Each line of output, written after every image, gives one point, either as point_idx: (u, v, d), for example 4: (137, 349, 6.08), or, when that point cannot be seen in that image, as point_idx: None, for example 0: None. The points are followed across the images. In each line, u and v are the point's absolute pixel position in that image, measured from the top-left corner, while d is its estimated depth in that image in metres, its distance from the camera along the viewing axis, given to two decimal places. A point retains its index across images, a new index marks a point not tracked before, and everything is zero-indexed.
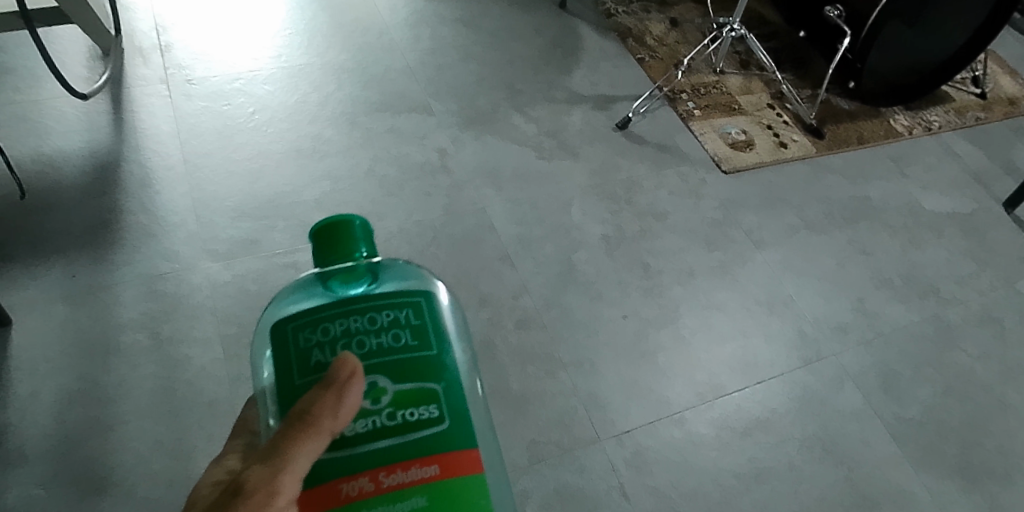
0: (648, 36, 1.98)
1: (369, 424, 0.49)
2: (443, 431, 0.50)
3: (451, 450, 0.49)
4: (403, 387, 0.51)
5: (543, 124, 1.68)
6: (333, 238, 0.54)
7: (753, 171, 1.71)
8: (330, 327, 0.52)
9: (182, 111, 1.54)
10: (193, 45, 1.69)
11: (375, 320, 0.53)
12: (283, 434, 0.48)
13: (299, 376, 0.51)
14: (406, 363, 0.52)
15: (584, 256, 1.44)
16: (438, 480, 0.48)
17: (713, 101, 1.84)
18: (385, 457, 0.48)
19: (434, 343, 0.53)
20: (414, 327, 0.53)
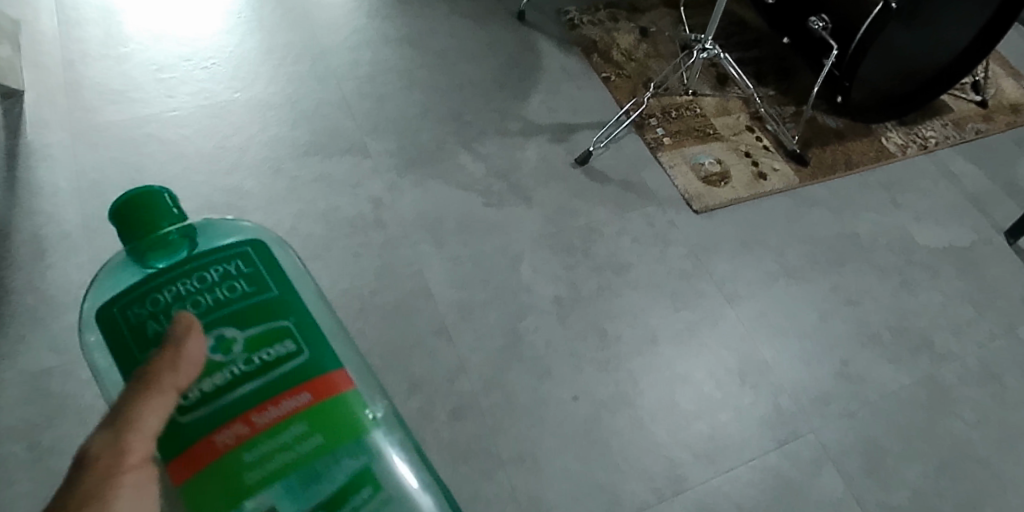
0: (614, 50, 1.79)
1: (227, 375, 0.48)
2: (305, 361, 0.49)
3: (319, 373, 0.49)
4: (251, 331, 0.49)
5: (494, 162, 1.50)
6: (142, 220, 0.50)
7: (727, 209, 1.54)
8: (158, 297, 0.50)
9: (86, 164, 1.38)
10: (103, 83, 1.51)
11: (203, 278, 0.50)
12: (124, 397, 0.44)
13: (138, 348, 0.48)
14: (249, 309, 0.50)
15: (533, 324, 1.28)
16: (313, 403, 0.48)
17: (685, 126, 1.66)
18: (249, 400, 0.47)
19: (273, 285, 0.51)
20: (247, 274, 0.51)
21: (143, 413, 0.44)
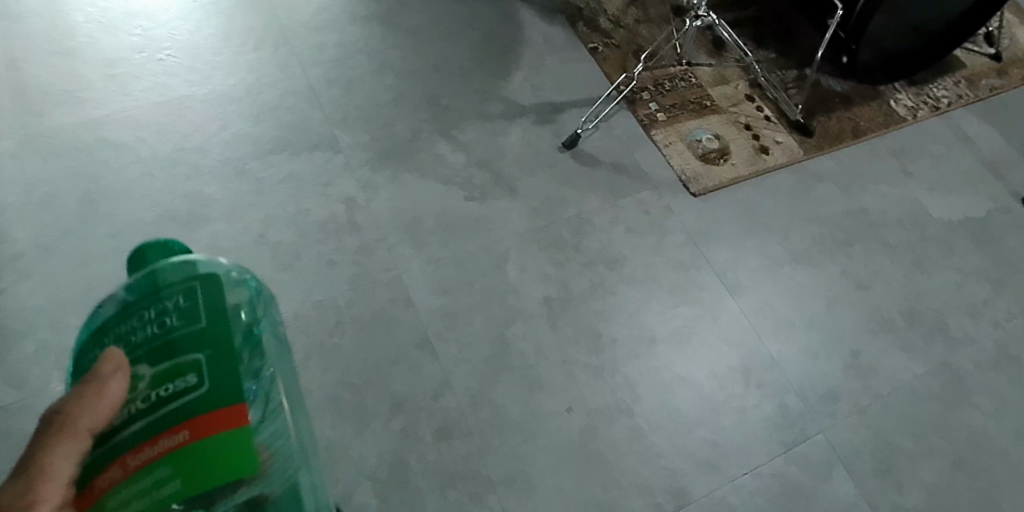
0: (602, 16, 1.66)
1: (130, 407, 0.62)
2: (205, 393, 0.62)
3: (220, 405, 0.62)
4: (158, 367, 0.64)
5: (475, 151, 1.39)
6: (141, 257, 0.71)
7: (727, 190, 1.44)
8: (111, 331, 0.68)
9: (32, 175, 1.22)
10: (47, 75, 1.32)
11: (147, 313, 0.67)
12: (37, 440, 0.56)
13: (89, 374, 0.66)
14: (179, 339, 0.65)
15: (521, 329, 1.21)
16: (191, 440, 0.60)
17: (680, 98, 1.54)
18: (139, 437, 0.61)
19: (202, 318, 0.67)
20: (182, 310, 0.67)
21: (53, 458, 0.55)
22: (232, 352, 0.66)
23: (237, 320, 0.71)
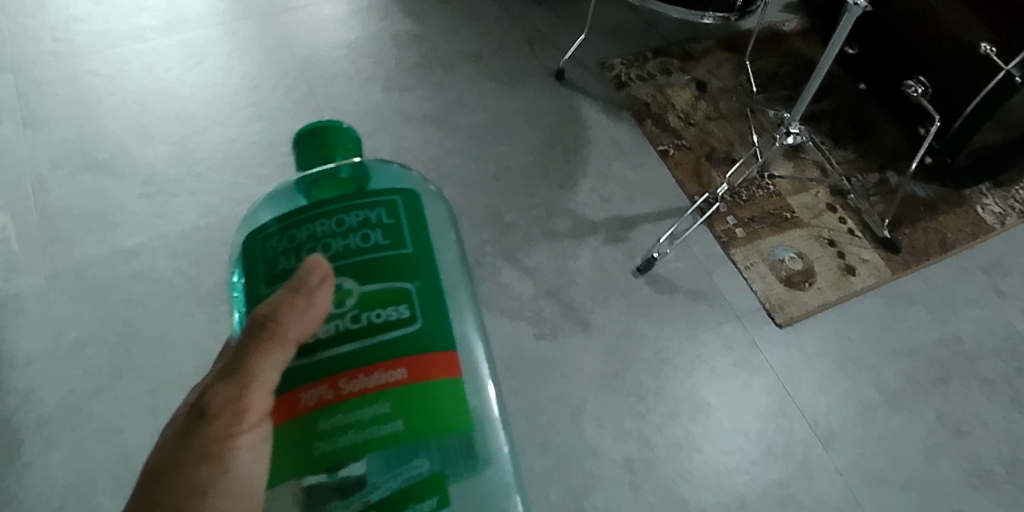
0: (670, 112, 1.56)
1: (333, 327, 0.50)
2: (419, 331, 0.50)
3: (433, 350, 0.50)
4: (368, 287, 0.51)
5: (543, 278, 1.27)
6: (320, 147, 0.56)
7: (815, 318, 1.31)
8: (297, 233, 0.54)
9: (63, 317, 1.11)
10: (83, 197, 1.23)
11: (343, 222, 0.54)
12: (249, 345, 0.48)
13: (268, 281, 0.52)
14: (379, 262, 0.52)
15: (602, 500, 1.09)
16: (411, 382, 0.49)
17: (759, 210, 1.43)
18: (352, 360, 0.49)
19: (408, 241, 0.53)
20: (386, 226, 0.54)
21: (262, 364, 0.48)
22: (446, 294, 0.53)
23: (445, 244, 0.57)
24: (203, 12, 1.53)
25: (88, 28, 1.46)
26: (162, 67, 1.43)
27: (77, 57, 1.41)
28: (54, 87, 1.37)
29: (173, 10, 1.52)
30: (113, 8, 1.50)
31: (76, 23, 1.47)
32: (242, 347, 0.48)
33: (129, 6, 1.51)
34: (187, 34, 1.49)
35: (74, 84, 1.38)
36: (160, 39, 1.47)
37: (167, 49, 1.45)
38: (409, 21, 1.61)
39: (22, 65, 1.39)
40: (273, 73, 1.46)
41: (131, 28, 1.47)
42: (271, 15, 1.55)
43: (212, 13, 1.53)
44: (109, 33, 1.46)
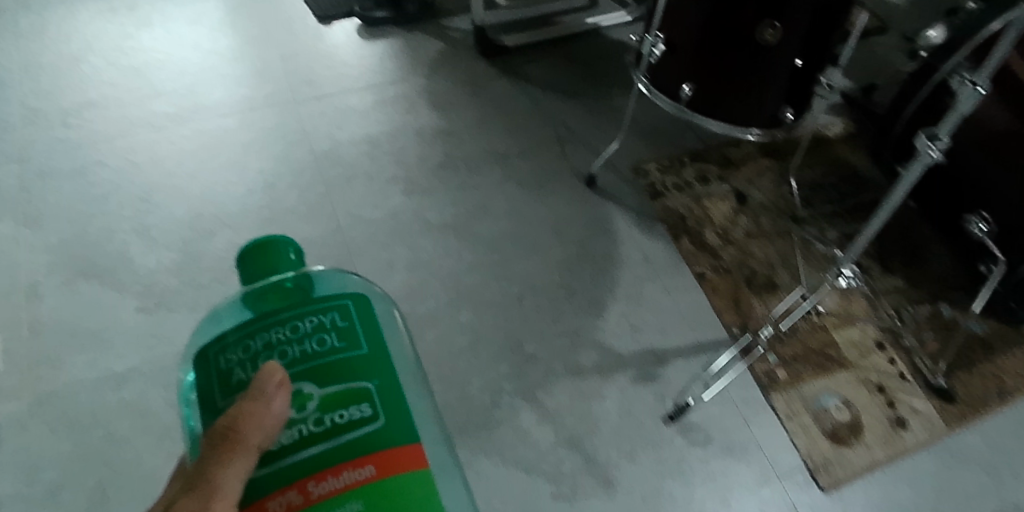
0: (708, 228, 1.44)
1: (292, 434, 0.43)
2: (387, 429, 0.44)
3: (402, 445, 0.43)
4: (329, 390, 0.44)
5: (564, 423, 1.16)
6: (259, 255, 0.49)
7: (862, 483, 1.18)
8: (250, 343, 0.46)
9: (40, 452, 1.03)
10: (77, 310, 1.16)
11: (296, 328, 0.47)
12: (203, 457, 0.42)
13: (221, 395, 0.45)
14: (336, 366, 0.45)
15: None
16: (382, 479, 0.42)
17: (803, 349, 1.31)
18: (316, 465, 0.42)
19: (365, 342, 0.47)
20: (340, 329, 0.47)
21: (221, 474, 0.41)
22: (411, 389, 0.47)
23: (406, 342, 0.51)
24: (222, 99, 1.46)
25: (100, 115, 1.39)
26: (172, 160, 1.35)
27: (86, 147, 1.34)
28: (59, 180, 1.29)
29: (191, 95, 1.45)
30: (129, 91, 1.43)
31: (88, 108, 1.40)
32: (201, 462, 0.42)
33: (146, 90, 1.44)
34: (203, 123, 1.41)
35: (80, 177, 1.30)
36: (174, 128, 1.40)
37: (181, 140, 1.38)
38: (435, 114, 1.53)
39: (27, 154, 1.32)
40: (289, 170, 1.38)
41: (145, 115, 1.40)
42: (292, 104, 1.48)
43: (231, 100, 1.46)
44: (121, 120, 1.39)
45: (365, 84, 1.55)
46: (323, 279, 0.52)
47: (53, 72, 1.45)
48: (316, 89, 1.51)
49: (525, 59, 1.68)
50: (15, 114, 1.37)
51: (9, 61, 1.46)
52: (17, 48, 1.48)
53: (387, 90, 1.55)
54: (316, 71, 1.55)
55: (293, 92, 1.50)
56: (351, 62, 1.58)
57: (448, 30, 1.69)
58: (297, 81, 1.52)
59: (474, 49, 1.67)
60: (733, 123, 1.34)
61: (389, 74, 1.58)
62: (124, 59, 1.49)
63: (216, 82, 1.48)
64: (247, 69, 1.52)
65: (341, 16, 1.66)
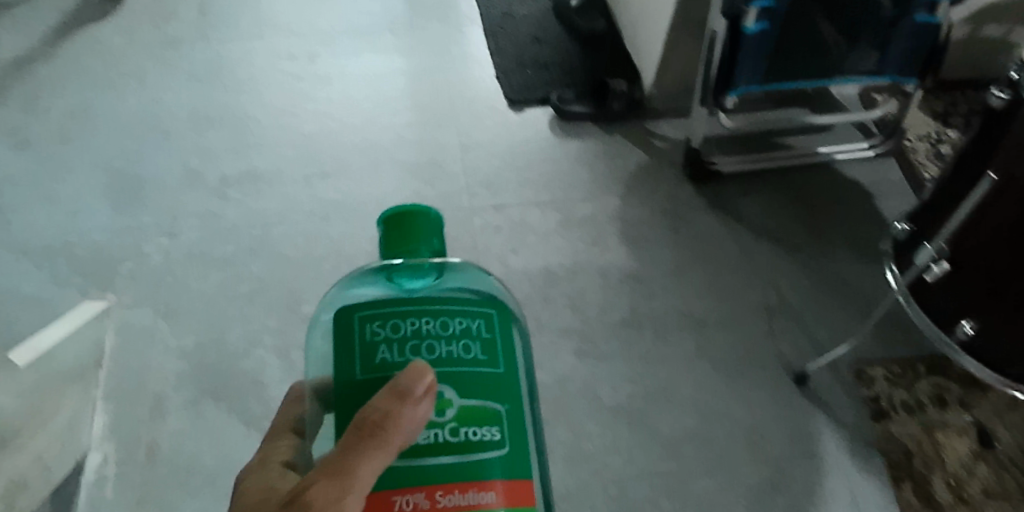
0: (935, 473, 1.10)
1: (427, 436, 0.41)
2: (508, 456, 0.41)
3: (518, 476, 0.40)
4: (467, 402, 0.42)
5: None
6: (409, 231, 0.46)
7: None
8: (400, 323, 0.44)
9: None
10: (200, 442, 1.02)
11: (445, 324, 0.44)
12: (353, 444, 0.39)
13: (364, 373, 0.43)
14: (473, 378, 0.42)
15: None
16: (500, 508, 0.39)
17: None
18: (443, 472, 0.39)
19: (503, 362, 0.44)
20: (485, 340, 0.44)
21: (362, 465, 0.39)
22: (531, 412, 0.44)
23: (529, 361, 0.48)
24: (391, 193, 1.29)
25: (263, 193, 1.26)
26: (329, 265, 1.19)
27: (241, 231, 1.22)
28: (206, 268, 1.18)
29: (360, 186, 1.30)
30: (297, 170, 1.30)
31: (251, 183, 1.27)
32: (344, 449, 0.40)
33: (314, 170, 1.31)
34: (367, 221, 1.25)
35: (229, 267, 1.18)
36: (337, 223, 1.24)
37: (341, 241, 1.22)
38: (626, 250, 1.28)
39: (181, 229, 1.21)
40: None
41: (309, 202, 1.27)
42: (465, 211, 1.29)
43: (401, 196, 1.29)
44: (282, 205, 1.26)
45: (550, 198, 1.33)
46: (459, 270, 0.49)
47: (221, 130, 1.33)
48: (495, 196, 1.31)
49: (740, 190, 1.40)
50: (176, 177, 1.26)
51: (179, 109, 1.35)
52: (190, 94, 1.37)
53: (574, 209, 1.32)
54: (500, 173, 1.35)
55: (468, 194, 1.31)
56: (538, 166, 1.37)
57: (652, 139, 1.45)
58: (474, 183, 1.33)
59: (680, 167, 1.41)
60: (1016, 383, 0.93)
61: (580, 188, 1.35)
62: (297, 127, 1.35)
63: (389, 171, 1.32)
64: (422, 159, 1.35)
65: (533, 103, 1.46)
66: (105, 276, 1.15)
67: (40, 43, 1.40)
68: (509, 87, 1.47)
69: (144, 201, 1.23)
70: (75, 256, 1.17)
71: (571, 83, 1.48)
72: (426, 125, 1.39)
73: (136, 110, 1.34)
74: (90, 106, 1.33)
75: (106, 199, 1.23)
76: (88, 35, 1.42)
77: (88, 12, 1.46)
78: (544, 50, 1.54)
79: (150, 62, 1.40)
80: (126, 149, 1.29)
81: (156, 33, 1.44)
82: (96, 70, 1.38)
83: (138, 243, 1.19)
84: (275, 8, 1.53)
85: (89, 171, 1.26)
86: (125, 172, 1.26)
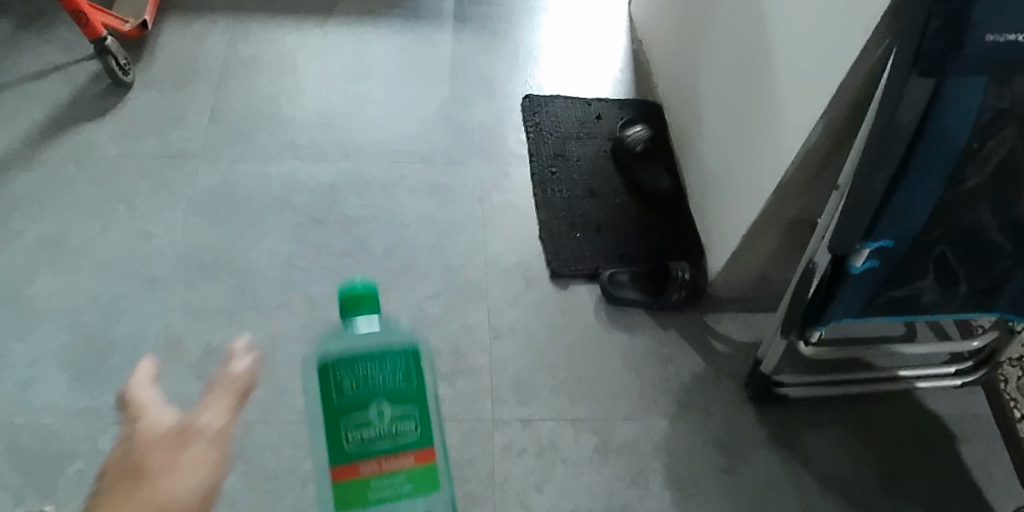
0: None
1: (370, 426, 0.59)
2: (419, 438, 0.61)
3: (425, 446, 0.61)
4: (398, 406, 0.60)
5: None
6: (355, 296, 0.66)
7: None
8: (349, 368, 0.61)
9: None
10: None
11: (378, 364, 0.61)
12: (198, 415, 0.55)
13: (335, 395, 0.59)
14: (395, 393, 0.60)
15: None
16: (416, 465, 0.60)
17: None
18: (382, 450, 0.59)
19: (416, 384, 0.61)
20: (405, 372, 0.61)
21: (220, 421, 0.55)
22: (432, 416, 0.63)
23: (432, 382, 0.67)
24: None
25: None
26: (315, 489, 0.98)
27: None
28: None
29: None
30: (293, 348, 1.10)
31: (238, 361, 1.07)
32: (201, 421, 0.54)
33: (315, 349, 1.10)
34: None
35: None
36: None
37: None
38: (670, 495, 1.07)
39: None
40: None
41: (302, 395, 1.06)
42: (486, 423, 1.08)
43: None
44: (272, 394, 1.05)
45: (587, 413, 1.12)
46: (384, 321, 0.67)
47: (214, 283, 1.14)
48: (523, 404, 1.11)
49: (808, 419, 1.20)
50: (152, 345, 1.07)
51: (169, 249, 1.16)
52: (185, 231, 1.18)
53: (614, 430, 1.11)
54: (533, 373, 1.14)
55: (492, 400, 1.10)
56: (577, 365, 1.16)
57: (713, 339, 1.24)
58: (500, 384, 1.12)
59: (740, 381, 1.20)
60: None
61: (623, 401, 1.14)
62: (302, 287, 1.15)
63: None
64: (443, 344, 1.14)
65: (580, 278, 1.24)
66: (47, 477, 0.96)
67: (23, 145, 1.24)
68: (553, 254, 1.25)
69: (110, 374, 1.04)
70: (18, 444, 0.98)
71: (625, 259, 1.27)
72: (452, 298, 1.18)
73: (119, 246, 1.15)
74: (68, 235, 1.15)
75: (67, 366, 1.05)
76: (80, 140, 1.26)
77: (85, 110, 1.30)
78: (598, 206, 1.32)
79: (144, 182, 1.22)
80: (99, 297, 1.10)
81: (158, 145, 1.27)
82: (82, 187, 1.21)
83: (94, 433, 1.00)
84: (299, 123, 1.33)
85: (53, 326, 1.08)
86: (95, 330, 1.08)
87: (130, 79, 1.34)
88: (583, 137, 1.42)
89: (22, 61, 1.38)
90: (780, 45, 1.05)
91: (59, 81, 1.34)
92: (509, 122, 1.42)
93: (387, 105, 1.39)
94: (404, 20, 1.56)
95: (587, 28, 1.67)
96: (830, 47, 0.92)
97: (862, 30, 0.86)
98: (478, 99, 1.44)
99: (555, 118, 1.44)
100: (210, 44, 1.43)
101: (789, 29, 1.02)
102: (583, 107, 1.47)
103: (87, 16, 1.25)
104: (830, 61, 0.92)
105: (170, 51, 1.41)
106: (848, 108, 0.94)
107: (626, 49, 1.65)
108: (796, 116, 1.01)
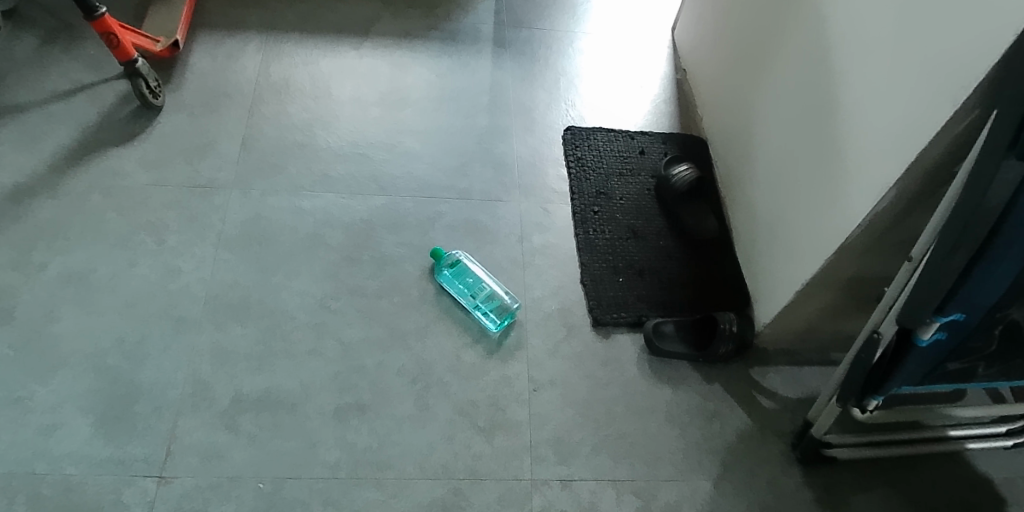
0: None
1: (469, 288, 1.19)
2: (485, 290, 1.19)
3: (485, 293, 1.19)
4: (474, 278, 1.20)
5: None
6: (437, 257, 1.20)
7: None
8: (451, 273, 1.20)
9: None
10: None
11: (460, 270, 1.21)
12: None
13: (454, 270, 1.21)
14: (471, 272, 1.21)
15: None
16: (487, 298, 1.19)
17: None
18: (475, 293, 1.19)
19: (469, 279, 1.20)
20: (470, 267, 1.22)
21: None
22: (478, 281, 1.20)
23: (480, 285, 1.20)
24: (435, 445, 1.03)
25: (281, 428, 1.02)
26: None
27: (247, 483, 0.97)
28: None
29: (399, 430, 1.04)
30: (325, 398, 1.06)
31: (267, 411, 1.03)
32: None
33: (348, 399, 1.06)
34: (402, 487, 0.99)
35: None
36: (363, 486, 0.99)
37: None
38: None
39: (173, 470, 0.97)
40: None
41: (334, 449, 1.01)
42: (524, 483, 1.02)
43: (448, 452, 1.03)
44: (303, 448, 1.01)
45: (628, 473, 1.05)
46: (459, 261, 1.22)
47: (244, 325, 1.11)
48: (562, 463, 1.05)
49: (857, 481, 1.12)
50: (180, 392, 1.04)
51: (197, 287, 1.14)
52: (213, 267, 1.16)
53: (656, 492, 1.05)
54: (573, 428, 1.08)
55: (531, 457, 1.04)
56: (619, 422, 1.10)
57: (760, 395, 1.17)
58: (540, 440, 1.06)
59: (787, 441, 1.13)
60: None
61: (667, 461, 1.08)
62: (335, 331, 1.12)
63: (437, 410, 1.06)
64: (481, 398, 1.09)
65: (622, 326, 1.19)
66: None
67: (50, 171, 1.23)
68: (595, 300, 1.20)
69: (136, 422, 1.01)
70: (38, 496, 0.94)
71: (669, 307, 1.22)
72: (490, 346, 1.14)
73: (147, 284, 1.14)
74: (95, 270, 1.14)
75: (92, 412, 1.01)
76: (108, 167, 1.26)
77: (113, 134, 1.30)
78: (641, 249, 1.28)
79: (173, 212, 1.22)
80: (127, 337, 1.08)
81: (188, 174, 1.27)
82: (110, 218, 1.20)
83: (118, 485, 0.95)
84: (334, 155, 1.33)
85: (78, 368, 1.04)
86: (120, 373, 1.05)
87: (160, 102, 1.34)
88: (626, 173, 1.38)
89: (46, 80, 1.36)
90: (849, 101, 1.01)
91: (87, 101, 1.34)
92: (550, 157, 1.40)
93: (423, 136, 1.39)
94: (442, 43, 1.56)
95: (630, 53, 1.62)
96: (911, 113, 0.88)
97: (950, 101, 0.82)
98: (517, 130, 1.43)
99: (597, 152, 1.41)
100: (242, 63, 1.45)
101: (861, 86, 0.98)
102: (626, 140, 1.44)
103: (118, 38, 1.26)
104: (912, 126, 0.88)
105: (199, 72, 1.42)
106: (925, 175, 0.89)
107: (669, 77, 1.60)
108: (867, 177, 0.96)
